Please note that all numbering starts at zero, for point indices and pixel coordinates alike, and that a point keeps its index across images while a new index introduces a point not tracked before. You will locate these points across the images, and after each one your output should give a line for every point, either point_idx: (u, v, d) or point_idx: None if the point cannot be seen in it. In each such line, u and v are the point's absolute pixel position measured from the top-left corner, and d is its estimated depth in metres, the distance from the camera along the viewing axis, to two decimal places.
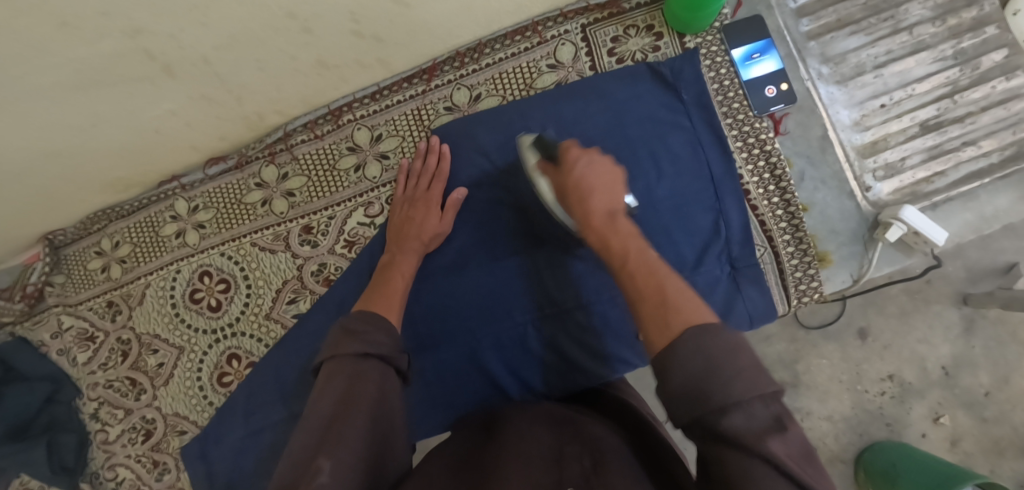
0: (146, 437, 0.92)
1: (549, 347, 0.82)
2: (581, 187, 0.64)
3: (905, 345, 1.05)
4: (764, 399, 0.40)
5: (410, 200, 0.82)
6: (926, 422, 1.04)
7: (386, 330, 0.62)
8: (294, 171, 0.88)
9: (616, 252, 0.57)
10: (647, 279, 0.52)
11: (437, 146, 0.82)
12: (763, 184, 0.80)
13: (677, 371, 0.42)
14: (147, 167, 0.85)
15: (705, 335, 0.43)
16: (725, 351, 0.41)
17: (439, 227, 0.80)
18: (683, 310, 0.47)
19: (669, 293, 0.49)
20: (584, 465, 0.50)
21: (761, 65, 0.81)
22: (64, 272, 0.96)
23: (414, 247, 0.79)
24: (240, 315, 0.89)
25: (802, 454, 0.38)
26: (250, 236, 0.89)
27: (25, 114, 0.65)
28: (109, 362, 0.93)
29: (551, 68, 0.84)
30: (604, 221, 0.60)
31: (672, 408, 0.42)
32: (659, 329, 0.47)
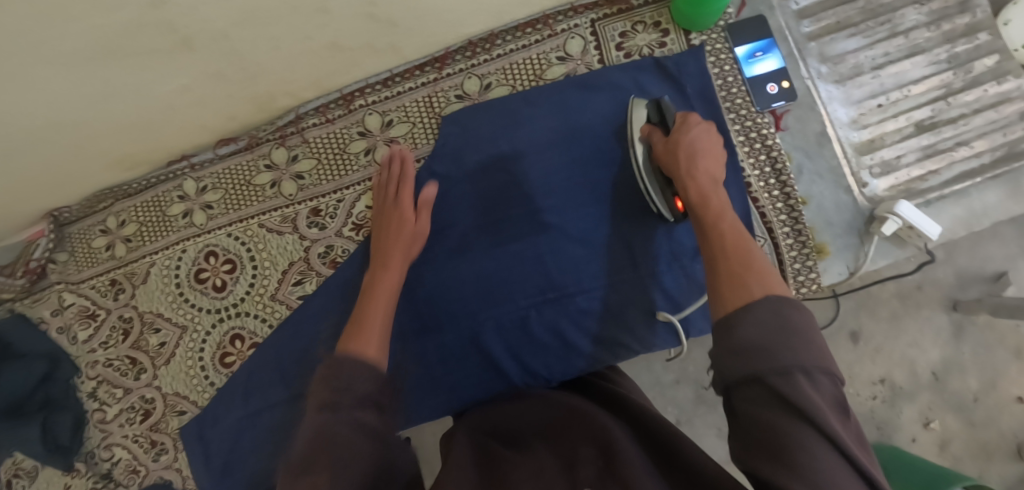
0: (145, 417, 0.91)
1: (550, 333, 0.82)
2: (691, 150, 0.67)
3: (895, 349, 1.07)
4: (830, 378, 0.43)
5: (385, 213, 0.80)
6: (917, 426, 1.06)
7: (372, 369, 0.53)
8: (304, 154, 0.89)
9: (712, 211, 0.61)
10: (737, 245, 0.56)
11: (400, 152, 0.82)
12: (764, 178, 0.82)
13: (753, 325, 0.46)
14: (158, 145, 0.86)
15: (788, 307, 0.47)
16: (805, 328, 0.45)
17: (417, 229, 0.78)
18: (762, 278, 0.51)
19: (754, 260, 0.54)
20: (597, 465, 0.49)
21: (763, 63, 0.83)
22: (68, 250, 0.95)
23: (399, 261, 0.75)
24: (245, 295, 0.89)
25: (855, 438, 0.41)
26: (258, 217, 0.90)
27: (39, 84, 0.64)
28: (110, 340, 0.93)
29: (560, 60, 0.86)
30: (707, 184, 0.64)
31: (730, 366, 0.45)
32: (733, 290, 0.51)
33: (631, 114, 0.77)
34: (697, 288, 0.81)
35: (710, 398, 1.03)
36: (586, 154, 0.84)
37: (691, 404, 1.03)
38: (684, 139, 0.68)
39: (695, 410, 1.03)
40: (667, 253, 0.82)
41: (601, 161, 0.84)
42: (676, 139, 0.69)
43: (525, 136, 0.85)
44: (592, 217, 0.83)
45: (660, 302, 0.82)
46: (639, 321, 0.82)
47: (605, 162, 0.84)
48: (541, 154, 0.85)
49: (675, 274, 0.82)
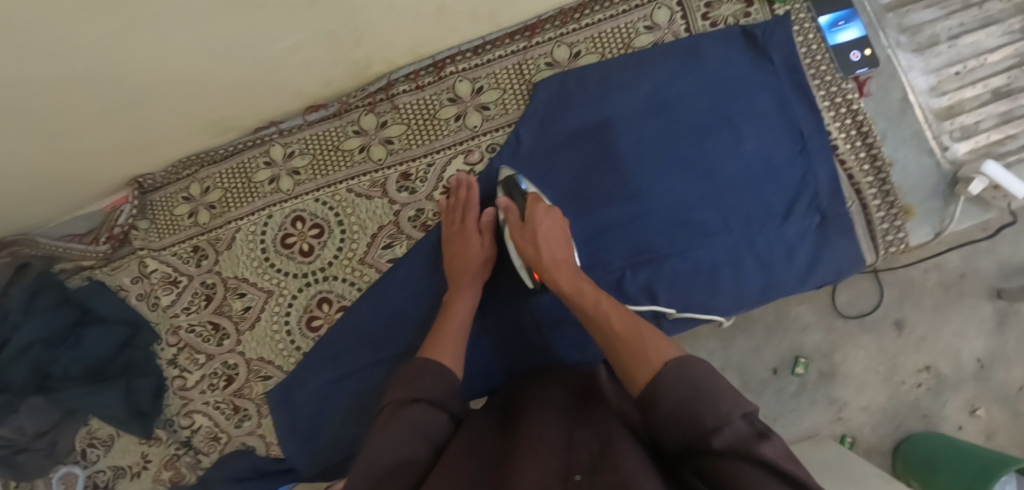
0: (227, 383, 0.90)
1: (644, 294, 0.83)
2: (549, 234, 0.74)
3: (940, 339, 1.08)
4: (745, 417, 0.45)
5: (449, 240, 0.83)
6: (962, 414, 1.07)
7: (444, 377, 0.64)
8: (393, 120, 0.90)
9: (589, 299, 0.67)
10: (625, 323, 0.61)
11: (465, 178, 0.85)
12: (850, 140, 0.85)
13: (665, 395, 0.48)
14: (253, 110, 0.86)
15: (687, 366, 0.50)
16: (706, 380, 0.48)
17: (485, 253, 0.81)
18: (653, 347, 0.55)
19: (646, 333, 0.58)
20: (591, 450, 0.48)
21: (846, 32, 0.86)
22: (150, 218, 0.95)
23: (466, 287, 0.79)
24: (333, 259, 0.90)
25: (787, 458, 0.43)
26: (347, 182, 0.90)
27: (162, 35, 0.63)
28: (192, 306, 0.92)
29: (648, 30, 0.88)
30: (567, 270, 0.71)
31: (667, 438, 0.48)
32: (641, 364, 0.54)
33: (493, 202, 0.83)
34: (788, 250, 0.82)
35: (754, 386, 1.09)
36: (672, 123, 0.85)
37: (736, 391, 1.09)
38: (535, 232, 0.74)
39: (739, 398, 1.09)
40: (760, 215, 0.83)
41: (689, 129, 0.84)
42: (525, 234, 0.75)
43: (612, 104, 0.86)
44: (681, 182, 0.83)
45: (751, 265, 0.82)
46: (730, 282, 0.82)
47: (694, 129, 0.84)
48: (628, 123, 0.85)
49: (764, 235, 0.82)
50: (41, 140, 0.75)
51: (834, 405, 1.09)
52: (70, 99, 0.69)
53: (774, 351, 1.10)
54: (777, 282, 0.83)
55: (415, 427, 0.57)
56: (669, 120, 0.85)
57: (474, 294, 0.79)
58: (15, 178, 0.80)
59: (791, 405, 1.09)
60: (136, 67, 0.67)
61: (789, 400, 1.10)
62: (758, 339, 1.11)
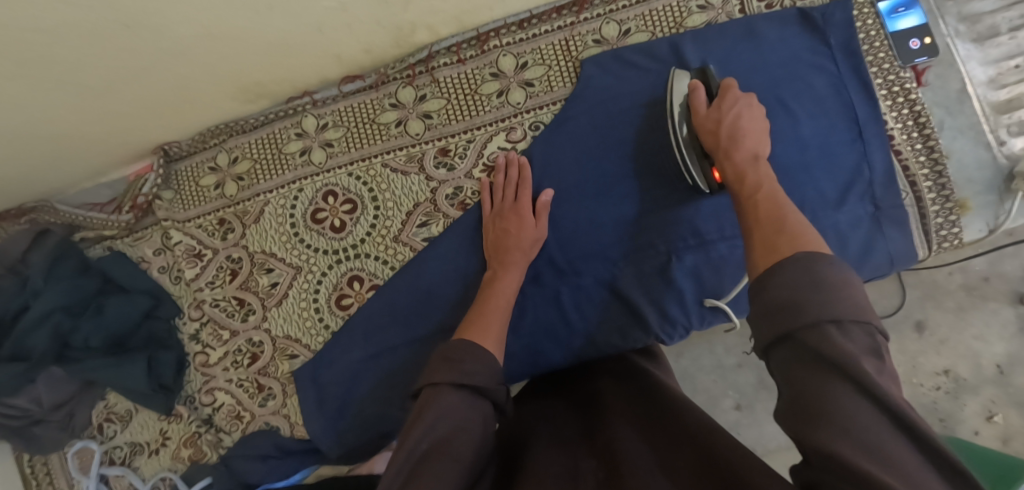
0: (251, 361, 0.87)
1: (690, 278, 0.80)
2: (733, 126, 0.70)
3: (961, 342, 1.06)
4: (865, 328, 0.40)
5: (501, 215, 0.81)
6: (979, 419, 1.04)
7: (485, 361, 0.59)
8: (432, 94, 0.87)
9: (749, 187, 0.63)
10: (772, 212, 0.57)
11: (516, 159, 0.83)
12: (907, 131, 0.82)
13: (781, 282, 0.44)
14: (289, 75, 0.84)
15: (818, 261, 0.45)
16: (836, 280, 0.43)
17: (536, 235, 0.79)
18: (797, 238, 0.50)
19: (789, 222, 0.54)
20: (597, 476, 0.52)
21: (906, 19, 0.84)
22: (174, 188, 0.91)
23: (516, 265, 0.77)
24: (366, 236, 0.86)
25: (893, 387, 0.39)
26: (382, 156, 0.87)
27: None
28: (216, 280, 0.89)
29: (700, 9, 0.85)
30: (747, 157, 0.67)
31: (761, 328, 0.44)
32: (768, 256, 0.50)
33: (674, 84, 0.78)
34: (840, 239, 0.80)
35: None
36: None
37: None
38: (726, 117, 0.70)
39: None
40: (816, 202, 0.81)
41: None
42: (715, 115, 0.71)
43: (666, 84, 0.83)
44: None
45: None
46: None
47: None
48: None
49: (815, 223, 0.81)
50: (71, 94, 0.72)
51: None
52: (104, 50, 0.66)
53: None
54: None
55: (455, 417, 0.54)
56: None
57: (520, 276, 0.76)
58: (41, 134, 0.77)
59: None
60: (173, 16, 0.64)
61: None
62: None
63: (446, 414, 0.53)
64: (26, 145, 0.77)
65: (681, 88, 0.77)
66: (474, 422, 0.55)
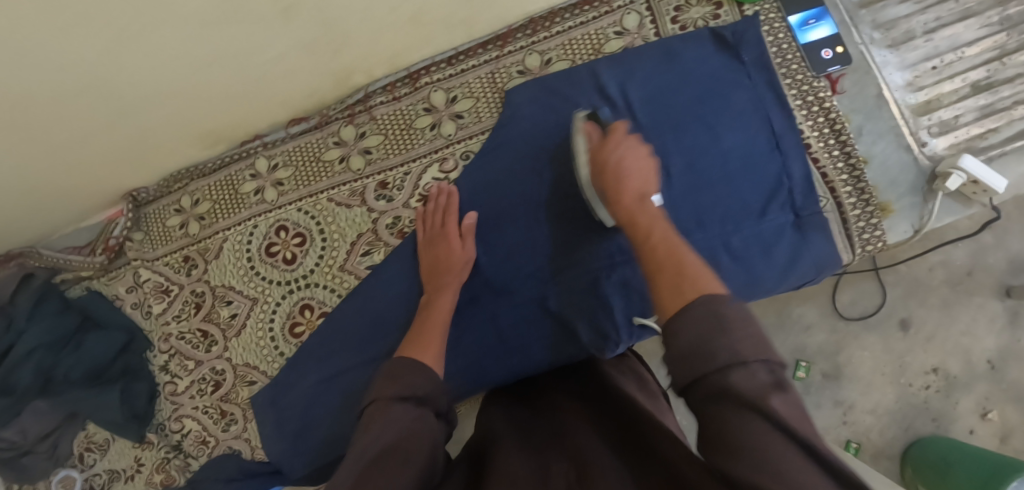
0: (215, 388, 0.93)
1: (621, 294, 0.83)
2: (614, 167, 0.69)
3: (949, 338, 1.08)
4: (767, 365, 0.38)
5: (431, 242, 0.86)
6: (974, 417, 1.06)
7: (428, 374, 0.62)
8: (371, 130, 0.93)
9: (641, 233, 0.58)
10: (667, 253, 0.53)
11: (444, 187, 0.87)
12: (824, 138, 0.84)
13: (687, 328, 0.41)
14: (239, 122, 0.91)
15: (716, 301, 0.42)
16: (736, 317, 0.40)
17: (466, 256, 0.83)
18: (698, 279, 0.46)
19: (688, 265, 0.49)
20: (569, 478, 0.47)
21: (817, 31, 0.87)
22: (144, 230, 0.99)
23: (451, 287, 0.82)
24: (315, 267, 0.92)
25: (800, 415, 0.37)
26: (328, 191, 0.93)
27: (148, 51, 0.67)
28: (182, 314, 0.95)
29: (617, 35, 0.89)
30: (631, 200, 0.64)
31: (676, 373, 0.40)
32: (674, 294, 0.46)
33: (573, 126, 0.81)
34: (763, 248, 0.83)
35: None
36: (642, 124, 0.85)
37: None
38: (615, 158, 0.70)
39: None
40: (738, 212, 0.83)
41: (662, 129, 0.85)
42: (608, 160, 0.71)
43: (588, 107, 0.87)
44: (655, 182, 0.84)
45: (728, 264, 0.83)
46: None
47: (671, 127, 0.85)
48: (603, 125, 0.86)
49: (739, 234, 0.83)
50: (41, 154, 0.80)
51: (840, 409, 1.09)
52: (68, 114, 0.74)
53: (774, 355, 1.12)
54: (755, 281, 0.83)
55: (404, 427, 0.54)
56: (640, 123, 0.85)
57: (454, 298, 0.81)
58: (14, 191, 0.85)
59: None
60: (120, 79, 0.71)
61: None
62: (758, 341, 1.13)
63: (395, 422, 0.54)
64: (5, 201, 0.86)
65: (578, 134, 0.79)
66: (425, 433, 0.55)
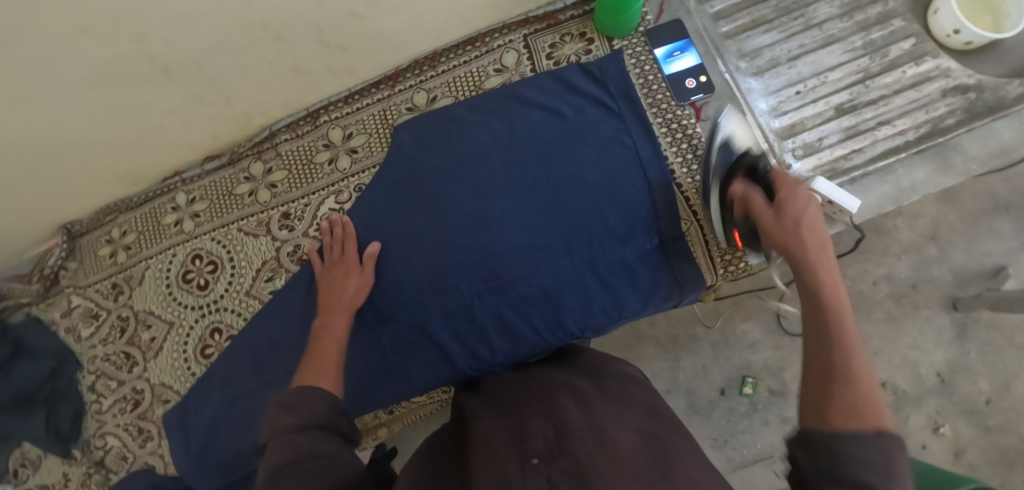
0: (134, 407, 1.00)
1: (492, 317, 0.88)
2: (799, 221, 0.66)
3: (895, 352, 1.15)
4: None
5: (331, 267, 0.92)
6: (926, 432, 1.12)
7: (327, 397, 0.65)
8: (277, 166, 1.00)
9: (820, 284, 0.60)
10: (842, 330, 0.55)
11: (338, 218, 0.94)
12: (686, 165, 0.89)
13: (861, 442, 0.44)
14: (153, 162, 1.00)
15: (898, 450, 0.44)
16: (908, 478, 0.42)
17: (363, 281, 0.89)
18: (875, 404, 0.48)
19: (852, 355, 0.53)
20: (546, 437, 0.58)
21: (681, 62, 0.91)
22: (78, 259, 1.08)
23: (343, 308, 0.87)
24: (224, 292, 0.99)
25: None
26: (238, 222, 1.01)
27: (43, 109, 0.76)
28: (109, 337, 1.03)
29: (497, 72, 0.96)
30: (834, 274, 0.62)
31: (812, 422, 0.49)
32: (843, 393, 0.49)
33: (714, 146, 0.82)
34: (627, 269, 0.87)
35: (702, 407, 1.22)
36: (519, 155, 0.91)
37: (684, 412, 1.22)
38: (790, 208, 0.68)
39: (689, 418, 1.22)
40: (603, 234, 0.87)
41: (537, 159, 0.90)
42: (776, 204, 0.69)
43: (469, 141, 0.93)
44: (528, 208, 0.89)
45: (595, 286, 0.87)
46: (575, 302, 0.87)
47: (542, 157, 0.90)
48: (482, 156, 0.92)
49: (610, 255, 0.87)
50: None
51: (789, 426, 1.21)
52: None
53: (721, 372, 1.23)
54: (620, 302, 0.87)
55: (320, 451, 0.56)
56: (517, 153, 0.91)
57: (347, 320, 0.86)
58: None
59: (742, 425, 1.20)
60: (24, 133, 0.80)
61: (740, 421, 1.21)
62: (704, 359, 1.24)
63: (309, 448, 0.55)
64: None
65: (717, 166, 0.81)
66: (336, 455, 0.57)
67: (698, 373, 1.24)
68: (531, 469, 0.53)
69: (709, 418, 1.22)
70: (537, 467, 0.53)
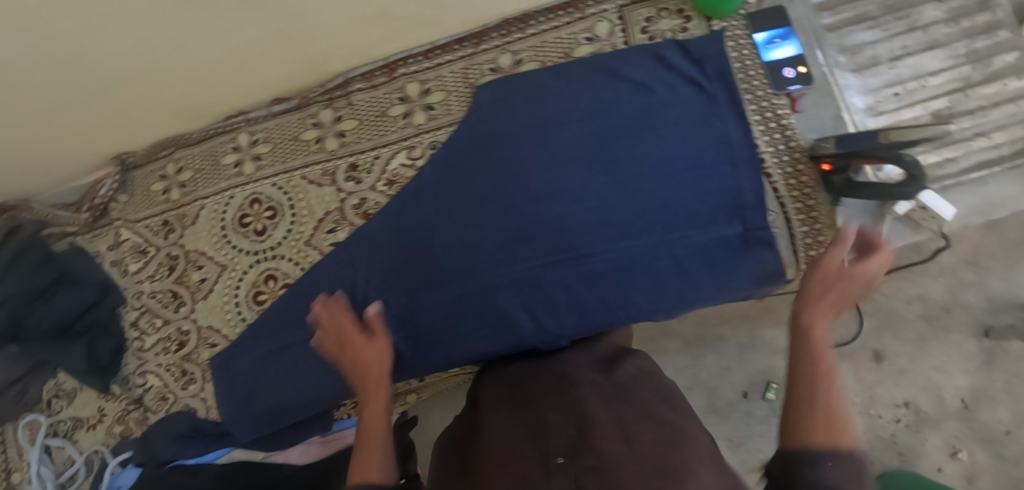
0: (179, 347, 0.98)
1: (563, 291, 0.86)
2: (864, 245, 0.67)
3: (920, 373, 1.13)
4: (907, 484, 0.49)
5: (337, 358, 0.74)
6: (942, 455, 1.11)
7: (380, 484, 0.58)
8: (348, 115, 0.97)
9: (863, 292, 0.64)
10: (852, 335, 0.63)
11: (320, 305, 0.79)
12: (777, 154, 0.87)
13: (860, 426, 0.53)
14: (217, 98, 0.96)
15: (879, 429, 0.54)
16: None
17: (380, 345, 0.74)
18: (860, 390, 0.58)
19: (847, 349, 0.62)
20: (568, 433, 0.56)
21: (781, 49, 0.88)
22: (129, 192, 1.05)
23: (377, 381, 0.70)
24: (283, 240, 0.96)
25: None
26: (302, 169, 0.98)
27: (127, 28, 0.73)
28: (156, 274, 1.01)
29: (588, 41, 0.93)
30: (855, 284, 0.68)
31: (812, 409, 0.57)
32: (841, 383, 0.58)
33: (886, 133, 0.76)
34: (705, 256, 0.85)
35: (721, 407, 1.22)
36: (604, 127, 0.88)
37: (703, 411, 1.22)
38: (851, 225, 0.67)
39: (707, 418, 1.22)
40: (684, 218, 0.85)
41: (622, 134, 0.87)
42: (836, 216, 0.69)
43: (551, 108, 0.90)
44: (608, 183, 0.86)
45: (672, 270, 0.85)
46: (647, 283, 0.85)
47: (625, 134, 0.87)
48: (566, 125, 0.89)
49: (690, 240, 0.85)
50: (13, 120, 0.86)
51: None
52: (30, 81, 0.78)
53: (744, 375, 1.21)
54: (694, 287, 0.85)
55: None
56: (602, 126, 0.88)
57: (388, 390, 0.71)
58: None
59: (759, 429, 1.19)
60: (104, 52, 0.76)
61: (758, 425, 1.20)
62: (729, 360, 1.23)
63: None
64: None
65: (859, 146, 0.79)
66: None
67: (721, 374, 1.23)
68: (555, 469, 0.51)
69: (728, 419, 1.21)
70: (561, 466, 0.51)
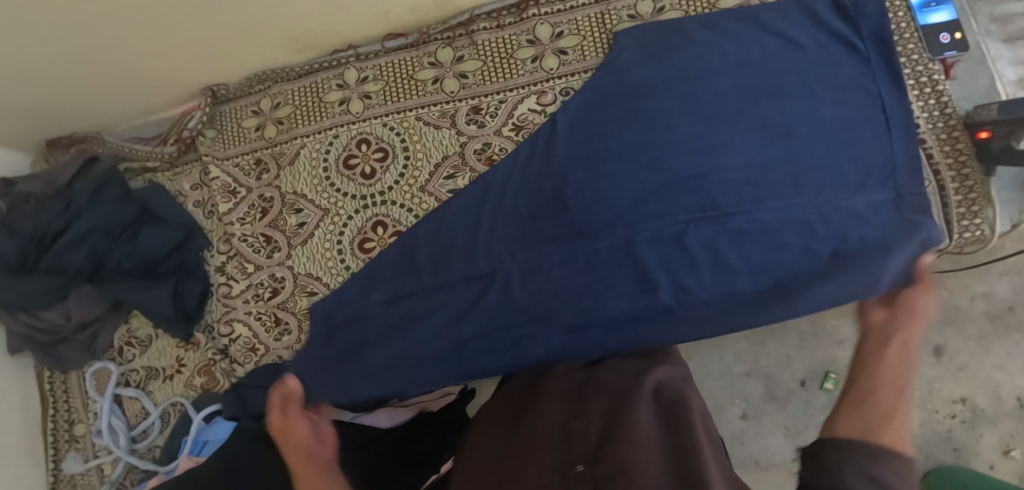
0: (272, 295, 0.90)
1: (705, 249, 0.79)
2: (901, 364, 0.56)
3: (981, 370, 1.04)
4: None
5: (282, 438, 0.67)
6: (995, 453, 1.02)
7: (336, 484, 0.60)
8: (469, 55, 0.92)
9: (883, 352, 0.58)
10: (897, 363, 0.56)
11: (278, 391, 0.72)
12: (932, 121, 0.84)
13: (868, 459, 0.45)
14: (338, 27, 0.90)
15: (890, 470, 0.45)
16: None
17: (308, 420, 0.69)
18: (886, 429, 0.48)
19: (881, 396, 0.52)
20: (590, 441, 0.56)
21: (936, 14, 0.86)
22: (217, 128, 0.96)
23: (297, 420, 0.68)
24: (394, 184, 0.90)
25: None
26: (417, 110, 0.91)
27: None
28: (247, 217, 0.92)
29: None
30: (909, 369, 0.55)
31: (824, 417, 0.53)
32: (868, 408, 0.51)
33: None
34: (857, 220, 0.80)
35: (779, 395, 1.15)
36: (753, 81, 0.83)
37: (760, 399, 1.15)
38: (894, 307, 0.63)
39: (763, 406, 1.15)
40: (838, 180, 0.80)
41: (772, 89, 0.83)
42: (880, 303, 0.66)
43: (694, 58, 0.85)
44: (756, 139, 0.81)
45: (825, 235, 0.79)
46: (799, 246, 0.79)
47: (777, 90, 0.83)
48: (712, 77, 0.84)
49: (847, 204, 0.80)
50: (123, 30, 0.76)
51: None
52: None
53: (806, 363, 1.14)
54: (846, 252, 0.79)
55: None
56: (750, 78, 0.83)
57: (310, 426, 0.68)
58: (71, 60, 0.79)
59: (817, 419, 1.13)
60: None
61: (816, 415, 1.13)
62: (790, 347, 1.15)
63: None
64: (62, 72, 0.81)
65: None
66: None
67: (782, 361, 1.15)
68: (575, 478, 0.52)
69: (786, 407, 1.14)
70: (581, 475, 0.52)
